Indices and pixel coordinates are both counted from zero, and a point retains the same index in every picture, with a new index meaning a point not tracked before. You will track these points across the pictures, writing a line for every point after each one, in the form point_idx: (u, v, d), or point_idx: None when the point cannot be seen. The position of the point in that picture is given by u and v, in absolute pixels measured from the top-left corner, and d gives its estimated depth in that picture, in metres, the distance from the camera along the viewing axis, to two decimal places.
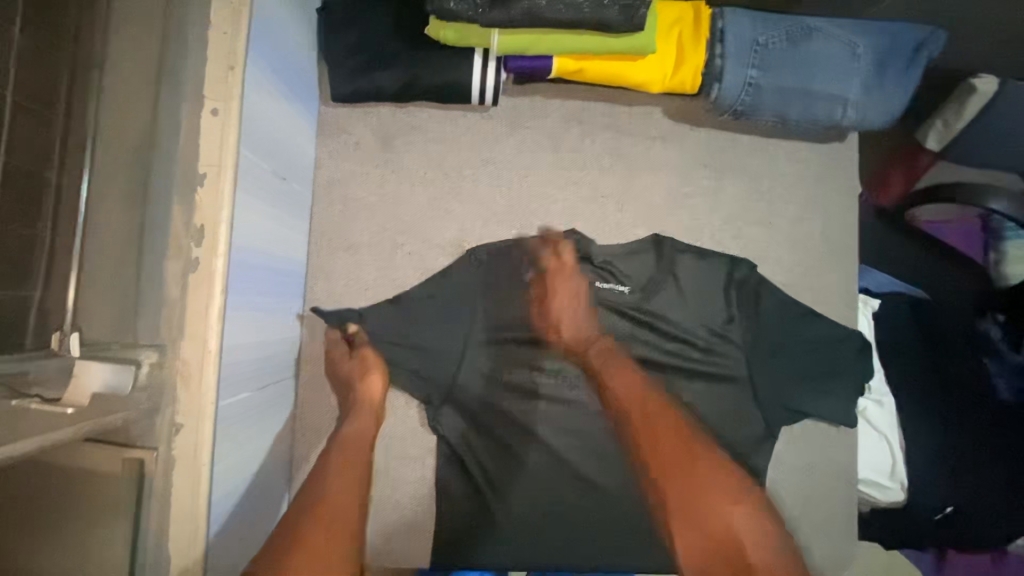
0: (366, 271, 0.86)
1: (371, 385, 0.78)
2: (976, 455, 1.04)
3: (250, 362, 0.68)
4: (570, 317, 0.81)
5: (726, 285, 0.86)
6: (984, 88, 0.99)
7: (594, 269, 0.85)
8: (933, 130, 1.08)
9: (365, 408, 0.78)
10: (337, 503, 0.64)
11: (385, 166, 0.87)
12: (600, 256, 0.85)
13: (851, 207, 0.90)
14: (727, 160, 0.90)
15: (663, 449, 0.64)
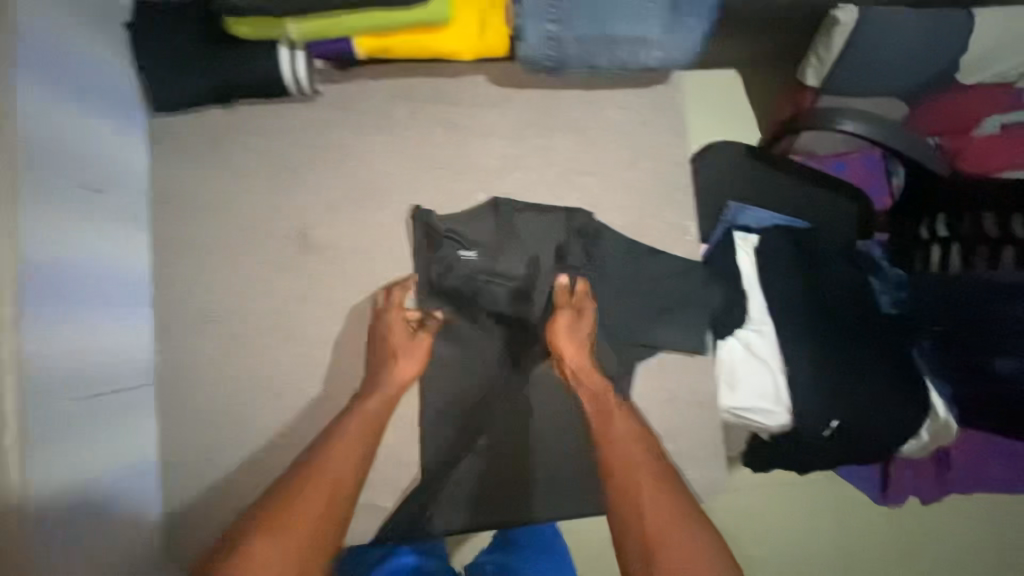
0: (212, 272, 0.87)
1: (406, 368, 0.82)
2: (869, 366, 1.02)
3: (76, 374, 0.70)
4: (585, 360, 0.82)
5: (564, 237, 0.90)
6: (847, 18, 1.04)
7: (446, 237, 0.88)
8: (810, 67, 1.12)
9: (394, 384, 0.81)
10: (333, 476, 0.68)
11: (219, 166, 0.88)
12: (449, 223, 0.88)
13: (677, 146, 0.94)
14: (554, 117, 0.92)
15: (650, 509, 0.65)
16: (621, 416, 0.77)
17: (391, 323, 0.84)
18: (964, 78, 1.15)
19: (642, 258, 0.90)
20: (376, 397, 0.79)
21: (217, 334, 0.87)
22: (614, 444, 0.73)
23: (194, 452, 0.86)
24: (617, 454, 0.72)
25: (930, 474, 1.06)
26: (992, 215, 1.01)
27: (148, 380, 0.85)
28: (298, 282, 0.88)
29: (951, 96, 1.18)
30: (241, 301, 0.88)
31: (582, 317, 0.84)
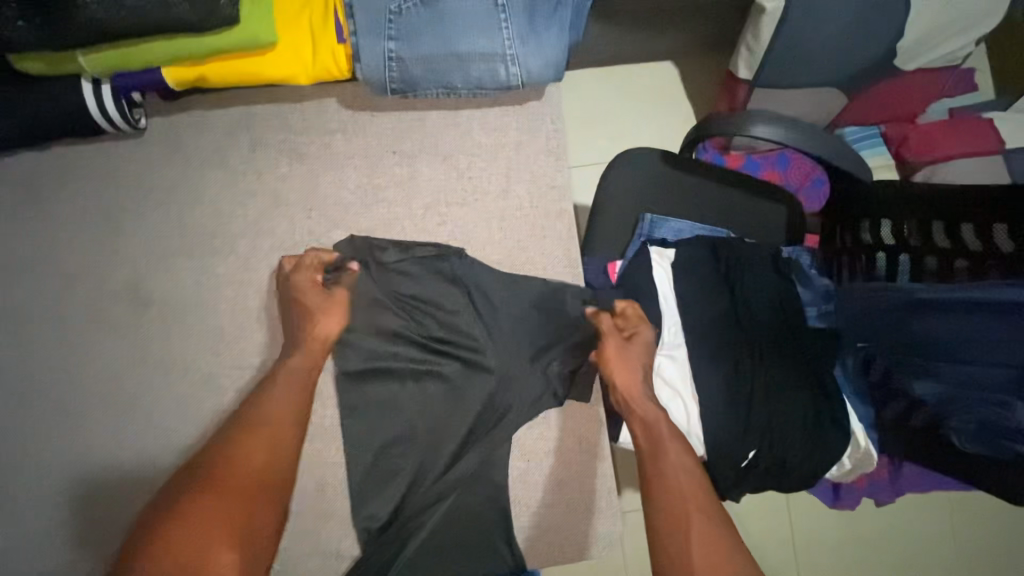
0: (36, 337, 0.78)
1: (328, 324, 0.77)
2: (782, 386, 0.97)
3: None
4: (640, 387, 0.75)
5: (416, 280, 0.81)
6: (773, 9, 0.97)
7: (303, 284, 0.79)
8: (742, 58, 1.10)
9: (313, 344, 0.76)
10: (273, 426, 0.70)
11: (39, 218, 0.79)
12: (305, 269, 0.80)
13: (557, 167, 0.85)
14: (416, 142, 0.83)
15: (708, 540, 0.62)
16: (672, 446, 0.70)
17: (299, 285, 0.77)
18: (902, 64, 1.10)
19: (515, 294, 0.83)
20: (300, 352, 0.75)
21: (42, 406, 0.78)
22: (663, 478, 0.68)
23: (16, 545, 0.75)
24: (663, 486, 0.67)
25: (884, 481, 1.01)
26: (941, 227, 0.88)
27: None
28: (135, 341, 0.79)
29: (892, 82, 1.15)
30: (68, 367, 0.78)
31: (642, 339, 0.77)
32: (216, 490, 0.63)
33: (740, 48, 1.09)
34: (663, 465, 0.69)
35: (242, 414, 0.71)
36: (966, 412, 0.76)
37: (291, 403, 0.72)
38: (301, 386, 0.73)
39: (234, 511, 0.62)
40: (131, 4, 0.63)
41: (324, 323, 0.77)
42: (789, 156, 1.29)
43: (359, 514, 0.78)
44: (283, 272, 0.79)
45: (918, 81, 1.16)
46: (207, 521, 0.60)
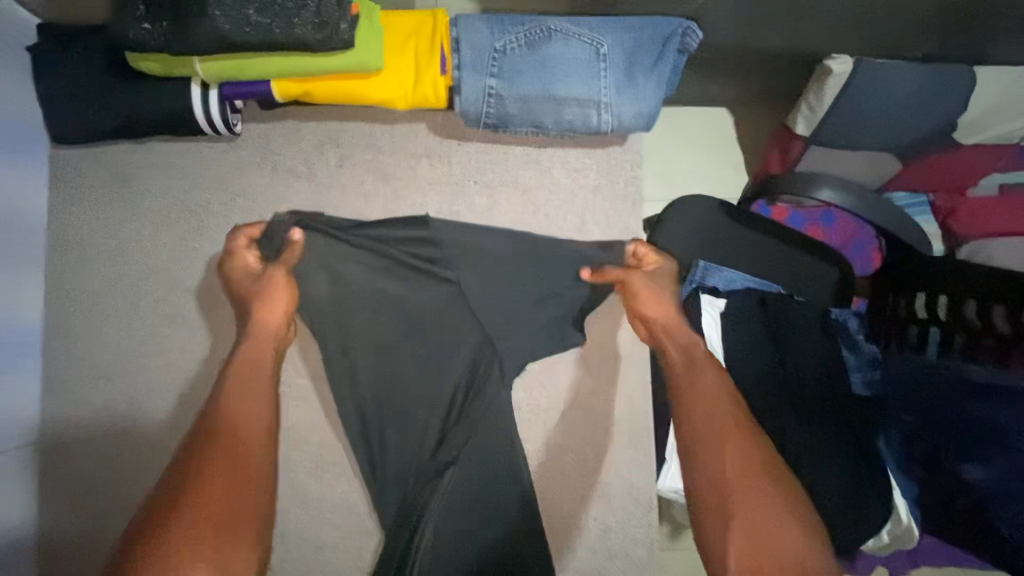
0: (109, 324, 0.80)
1: (274, 306, 0.74)
2: (830, 449, 0.98)
3: None
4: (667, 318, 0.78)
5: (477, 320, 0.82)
6: (840, 70, 1.00)
7: (391, 302, 0.83)
8: (801, 115, 1.10)
9: (263, 330, 0.73)
10: (237, 431, 0.63)
11: (127, 208, 0.81)
12: (394, 287, 0.82)
13: (632, 213, 0.86)
14: (498, 174, 0.84)
15: (743, 456, 0.63)
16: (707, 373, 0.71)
17: (240, 268, 0.78)
18: (962, 138, 1.12)
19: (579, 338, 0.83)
20: (248, 342, 0.72)
21: (105, 391, 0.79)
22: (694, 401, 0.69)
23: (68, 524, 0.76)
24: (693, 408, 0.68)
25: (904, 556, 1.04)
26: (1003, 311, 0.94)
27: (25, 444, 0.76)
28: (204, 339, 0.80)
29: (949, 155, 1.16)
30: (134, 356, 0.79)
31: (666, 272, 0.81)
32: (187, 501, 0.55)
33: (799, 105, 1.10)
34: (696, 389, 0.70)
35: (204, 419, 0.64)
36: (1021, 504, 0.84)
37: (257, 401, 0.66)
38: (264, 344, 0.72)
39: (217, 523, 0.54)
40: (257, 21, 0.65)
41: (269, 302, 0.74)
42: (836, 215, 1.29)
43: (405, 548, 0.76)
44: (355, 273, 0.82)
45: (975, 155, 1.16)
46: (202, 518, 0.54)
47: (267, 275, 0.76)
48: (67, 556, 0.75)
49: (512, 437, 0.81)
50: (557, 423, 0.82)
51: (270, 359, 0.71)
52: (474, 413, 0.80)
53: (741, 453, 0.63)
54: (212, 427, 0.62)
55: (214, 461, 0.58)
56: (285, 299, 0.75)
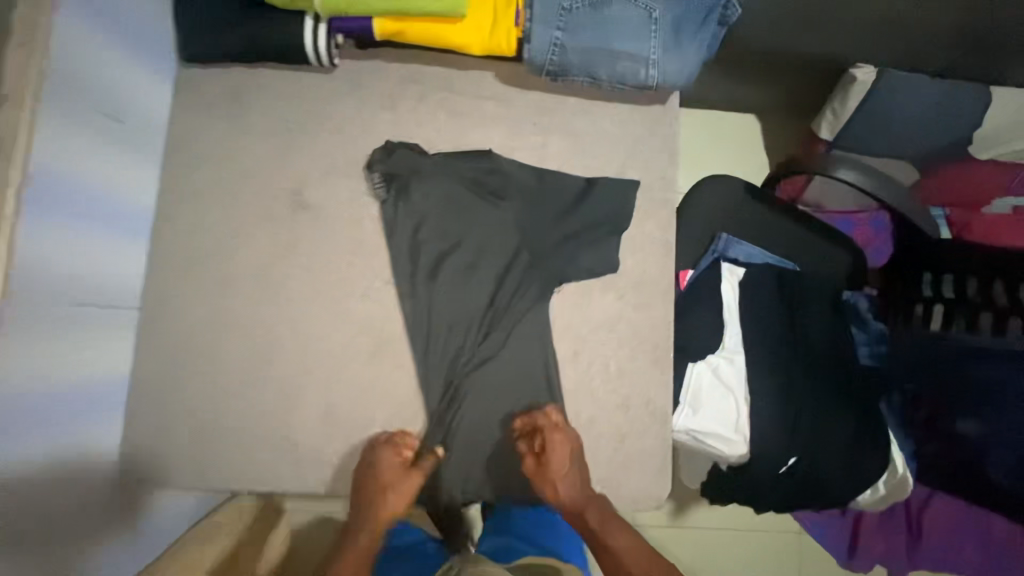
0: (209, 219, 0.92)
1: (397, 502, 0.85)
2: (827, 404, 1.10)
3: (68, 281, 0.75)
4: (569, 484, 0.84)
5: (523, 241, 0.95)
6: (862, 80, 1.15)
7: (454, 218, 0.95)
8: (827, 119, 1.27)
9: (406, 483, 0.86)
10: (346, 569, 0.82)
11: (235, 121, 0.94)
12: (456, 206, 0.95)
13: (670, 162, 0.97)
14: (553, 119, 0.97)
15: None
16: (615, 530, 0.84)
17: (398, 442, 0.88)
18: (980, 151, 1.24)
19: (612, 267, 0.93)
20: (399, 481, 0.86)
21: (202, 271, 0.92)
22: (619, 568, 0.82)
23: (161, 378, 0.90)
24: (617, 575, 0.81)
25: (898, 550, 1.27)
26: (976, 282, 1.07)
27: (135, 307, 0.90)
28: (289, 237, 0.93)
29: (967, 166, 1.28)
30: (229, 246, 0.92)
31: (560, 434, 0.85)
32: None
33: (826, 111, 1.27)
34: (612, 555, 0.83)
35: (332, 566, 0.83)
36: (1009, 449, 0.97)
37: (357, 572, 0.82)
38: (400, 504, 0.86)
39: None
40: None
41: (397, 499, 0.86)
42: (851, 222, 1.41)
43: (449, 429, 0.91)
44: (424, 187, 0.94)
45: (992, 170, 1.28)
46: None
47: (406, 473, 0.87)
48: (162, 404, 0.90)
49: (545, 346, 0.93)
50: (587, 340, 0.93)
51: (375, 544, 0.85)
52: (517, 321, 0.93)
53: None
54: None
55: None
56: (406, 503, 0.86)
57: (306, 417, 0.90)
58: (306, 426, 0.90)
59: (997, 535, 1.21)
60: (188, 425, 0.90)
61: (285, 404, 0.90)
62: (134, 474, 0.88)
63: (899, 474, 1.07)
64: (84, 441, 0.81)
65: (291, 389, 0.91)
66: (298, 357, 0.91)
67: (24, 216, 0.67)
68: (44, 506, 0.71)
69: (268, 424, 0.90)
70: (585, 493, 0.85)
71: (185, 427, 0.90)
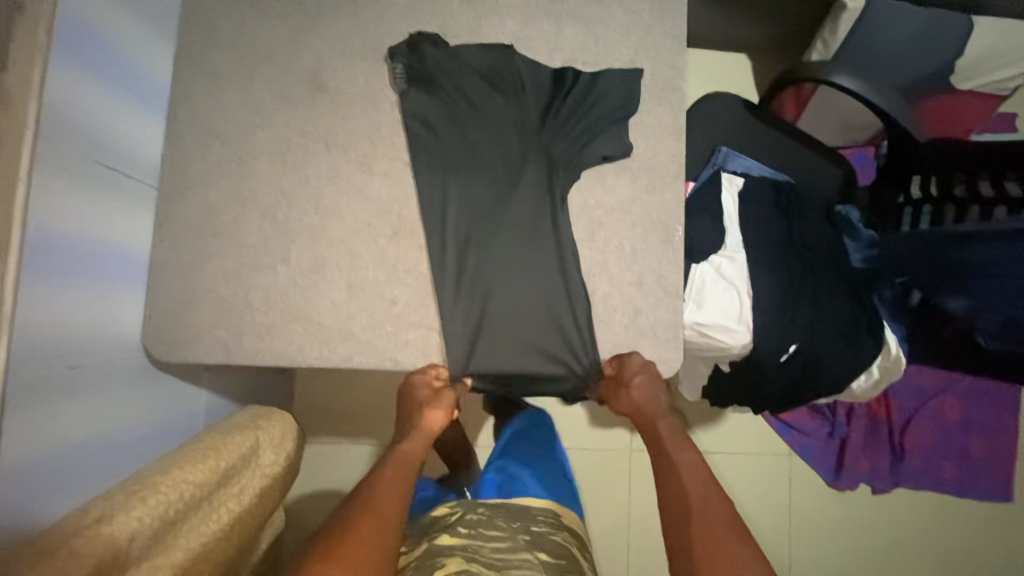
0: (226, 100, 0.92)
1: (432, 419, 0.95)
2: (821, 296, 1.16)
3: (92, 134, 0.75)
4: (652, 410, 0.97)
5: (543, 130, 0.95)
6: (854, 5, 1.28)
7: (473, 104, 0.95)
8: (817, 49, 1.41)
9: (422, 435, 0.95)
10: (382, 502, 0.82)
11: (249, 3, 0.94)
12: (476, 93, 0.95)
13: (679, 52, 0.99)
14: (566, 8, 0.98)
15: (712, 524, 0.79)
16: (681, 450, 0.93)
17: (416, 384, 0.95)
18: (959, 81, 1.40)
19: (625, 148, 0.95)
20: (417, 435, 0.95)
21: (218, 150, 0.91)
22: (674, 472, 0.89)
23: (179, 258, 0.89)
24: (675, 483, 0.87)
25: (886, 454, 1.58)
26: (964, 179, 1.14)
27: (153, 184, 0.90)
28: (308, 118, 0.93)
29: (951, 98, 1.42)
30: (246, 126, 0.92)
31: (635, 363, 0.93)
32: (343, 544, 0.73)
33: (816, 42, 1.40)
34: (677, 469, 0.89)
35: (362, 495, 0.83)
36: (997, 313, 1.05)
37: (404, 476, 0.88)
38: (422, 447, 0.95)
39: (364, 558, 0.72)
40: None
41: (432, 415, 0.95)
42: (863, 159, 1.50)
43: (477, 317, 0.92)
44: (443, 72, 0.94)
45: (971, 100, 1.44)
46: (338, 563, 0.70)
47: (439, 394, 0.95)
48: (179, 285, 0.89)
49: (564, 229, 0.94)
50: (602, 222, 0.96)
51: (418, 461, 0.93)
52: (539, 207, 0.94)
53: (713, 526, 0.78)
54: (358, 506, 0.81)
55: (365, 528, 0.76)
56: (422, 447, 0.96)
57: (327, 295, 0.90)
58: (327, 304, 0.90)
59: (951, 428, 1.57)
60: (206, 307, 0.89)
61: (306, 283, 0.90)
62: (155, 351, 0.88)
63: (893, 356, 1.14)
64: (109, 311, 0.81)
65: (312, 267, 0.91)
66: (318, 235, 0.91)
67: (52, 48, 0.67)
68: (54, 362, 0.70)
69: (287, 300, 0.90)
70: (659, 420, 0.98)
71: (201, 308, 0.89)
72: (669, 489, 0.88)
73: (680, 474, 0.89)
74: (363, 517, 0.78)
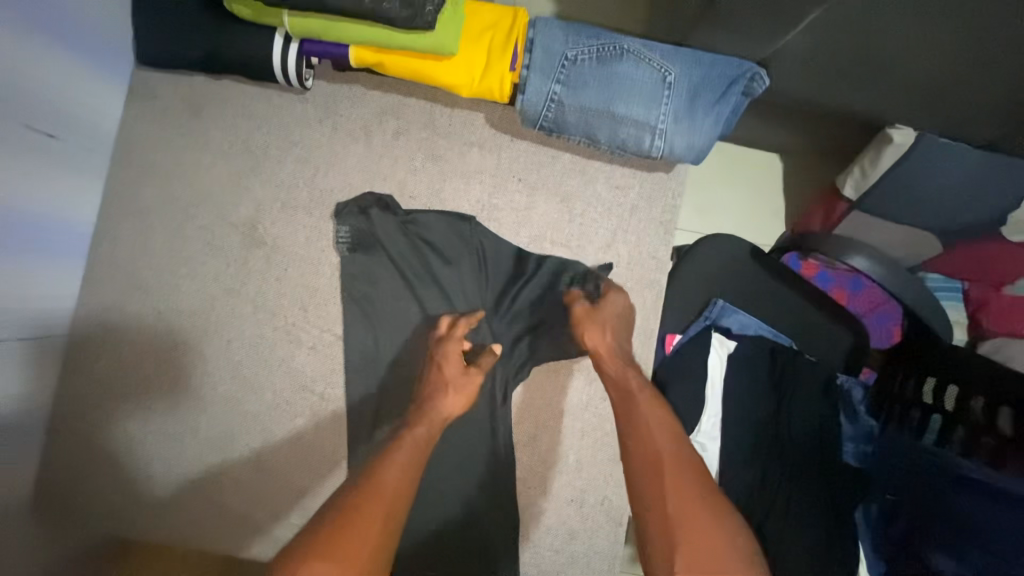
0: (154, 245, 0.85)
1: (453, 403, 0.74)
2: (797, 503, 0.93)
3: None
4: (612, 347, 0.78)
5: (497, 321, 0.85)
6: (901, 140, 0.84)
7: (424, 283, 0.85)
8: (851, 176, 0.94)
9: (432, 416, 0.72)
10: (384, 489, 0.61)
11: (192, 137, 0.86)
12: (429, 271, 0.85)
13: (664, 239, 0.87)
14: (542, 176, 0.87)
15: (685, 493, 0.61)
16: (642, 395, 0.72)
17: (447, 352, 0.78)
18: None
19: (567, 294, 0.84)
20: (423, 421, 0.71)
21: (138, 301, 0.84)
22: (634, 431, 0.68)
23: (86, 413, 0.83)
24: (636, 438, 0.68)
25: None
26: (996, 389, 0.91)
27: (62, 333, 0.83)
28: (238, 274, 0.84)
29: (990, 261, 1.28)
30: (170, 277, 0.84)
31: (618, 299, 0.82)
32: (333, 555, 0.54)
33: (851, 166, 0.94)
34: (639, 418, 0.69)
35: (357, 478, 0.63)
36: None
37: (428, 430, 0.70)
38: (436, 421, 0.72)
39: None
40: None
41: (448, 399, 0.74)
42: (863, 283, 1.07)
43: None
44: (394, 241, 0.85)
45: None
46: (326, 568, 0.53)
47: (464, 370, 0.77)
48: (82, 444, 0.83)
49: (504, 434, 0.84)
50: (548, 428, 0.85)
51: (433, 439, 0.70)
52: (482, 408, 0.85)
53: (684, 505, 0.60)
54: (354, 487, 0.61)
55: (360, 516, 0.57)
56: (461, 406, 0.75)
57: (237, 473, 0.83)
58: (232, 483, 0.83)
59: None
60: (110, 470, 0.84)
61: (216, 458, 0.83)
62: None
63: None
64: (6, 489, 0.74)
65: (222, 441, 0.83)
66: (231, 406, 0.84)
67: None
68: None
69: (192, 473, 0.83)
70: (623, 367, 0.76)
71: (104, 473, 0.83)
72: (627, 447, 0.68)
73: (640, 428, 0.68)
74: (365, 501, 0.59)
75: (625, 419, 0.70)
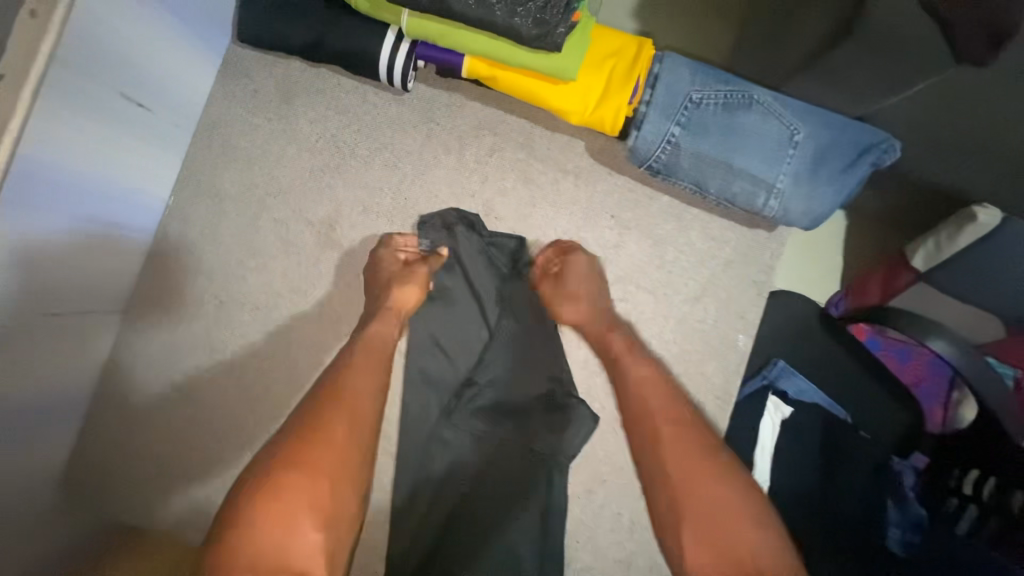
0: (223, 230, 0.81)
1: (406, 294, 0.72)
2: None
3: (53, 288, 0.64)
4: (595, 313, 0.75)
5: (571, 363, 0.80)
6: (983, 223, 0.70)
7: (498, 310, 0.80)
8: (921, 247, 0.78)
9: (392, 311, 0.71)
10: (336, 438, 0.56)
11: (279, 124, 0.82)
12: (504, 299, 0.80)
13: (755, 300, 0.82)
14: (636, 217, 0.83)
15: (688, 463, 0.58)
16: (631, 362, 0.69)
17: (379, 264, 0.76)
18: None
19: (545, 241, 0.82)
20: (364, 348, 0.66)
21: (200, 286, 0.81)
22: (632, 398, 0.65)
23: (129, 394, 0.80)
24: (631, 406, 0.65)
25: None
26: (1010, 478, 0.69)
27: (118, 308, 0.79)
28: (307, 273, 0.80)
29: None
30: (237, 267, 0.80)
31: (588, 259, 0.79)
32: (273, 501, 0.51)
33: (924, 235, 0.78)
34: (631, 385, 0.66)
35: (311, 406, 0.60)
36: None
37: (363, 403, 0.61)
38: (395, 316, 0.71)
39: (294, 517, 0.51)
40: None
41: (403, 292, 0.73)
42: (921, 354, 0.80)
43: None
44: (473, 262, 0.80)
45: None
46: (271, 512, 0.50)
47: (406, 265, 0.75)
48: (117, 426, 0.79)
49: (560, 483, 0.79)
50: (606, 482, 0.80)
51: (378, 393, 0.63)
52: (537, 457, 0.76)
53: (692, 473, 0.57)
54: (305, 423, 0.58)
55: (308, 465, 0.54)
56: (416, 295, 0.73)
57: None
58: None
59: None
60: (141, 456, 0.79)
61: None
62: None
63: None
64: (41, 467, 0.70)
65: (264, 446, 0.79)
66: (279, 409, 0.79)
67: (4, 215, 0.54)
68: None
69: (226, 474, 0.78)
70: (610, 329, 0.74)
71: (134, 462, 0.79)
72: (625, 415, 0.65)
73: (638, 395, 0.65)
74: (306, 449, 0.55)
75: (619, 386, 0.67)
